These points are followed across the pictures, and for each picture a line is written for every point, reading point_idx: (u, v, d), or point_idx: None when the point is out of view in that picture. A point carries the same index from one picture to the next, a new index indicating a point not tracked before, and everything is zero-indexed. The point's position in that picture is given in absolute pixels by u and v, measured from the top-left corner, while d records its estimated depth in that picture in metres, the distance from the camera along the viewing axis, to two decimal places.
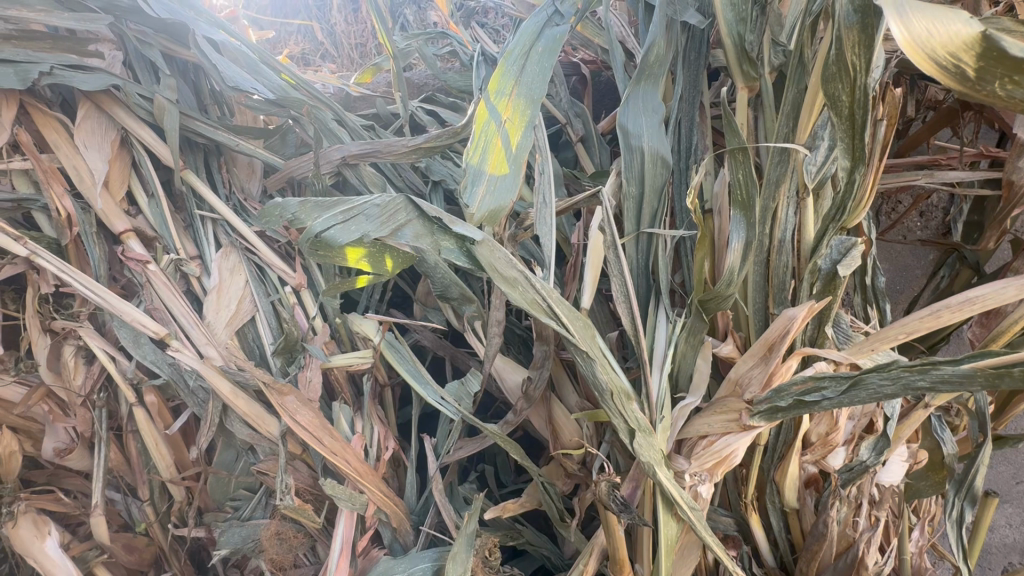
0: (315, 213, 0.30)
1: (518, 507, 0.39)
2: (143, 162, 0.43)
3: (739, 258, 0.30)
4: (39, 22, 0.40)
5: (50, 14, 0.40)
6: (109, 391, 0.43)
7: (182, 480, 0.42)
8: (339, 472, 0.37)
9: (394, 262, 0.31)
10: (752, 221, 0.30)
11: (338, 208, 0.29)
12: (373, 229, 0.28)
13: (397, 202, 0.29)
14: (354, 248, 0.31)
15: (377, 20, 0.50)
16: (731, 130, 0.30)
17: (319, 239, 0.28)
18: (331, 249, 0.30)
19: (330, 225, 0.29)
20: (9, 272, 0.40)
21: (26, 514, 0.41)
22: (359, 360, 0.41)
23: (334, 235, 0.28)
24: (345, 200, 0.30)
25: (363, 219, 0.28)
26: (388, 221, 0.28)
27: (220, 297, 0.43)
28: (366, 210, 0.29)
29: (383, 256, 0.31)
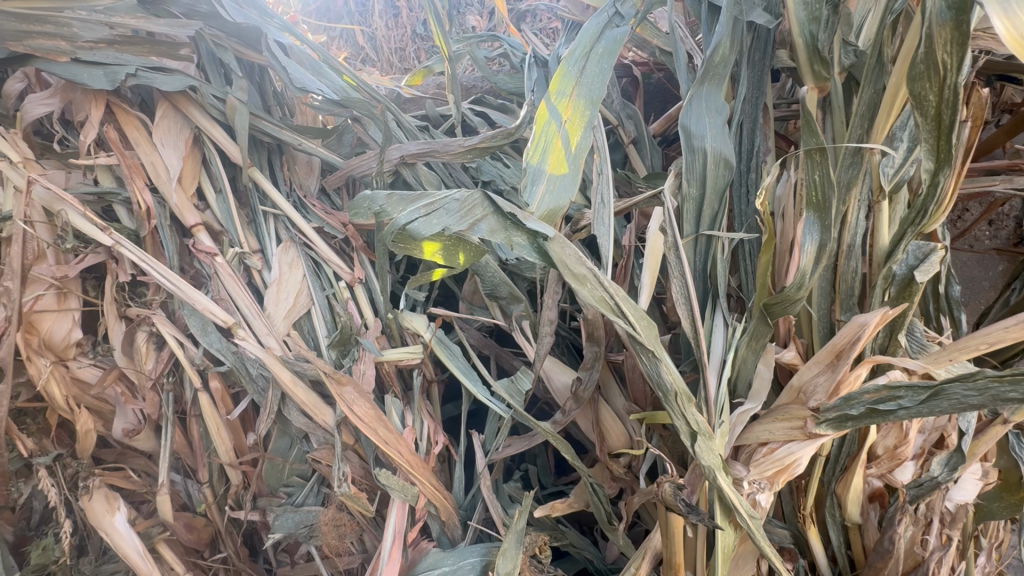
0: (401, 205, 0.30)
1: (566, 507, 0.40)
2: (212, 159, 0.45)
3: (811, 261, 0.29)
4: (140, 27, 0.42)
5: (149, 20, 0.42)
6: (176, 376, 0.45)
7: (240, 464, 0.44)
8: (392, 463, 0.38)
9: (468, 258, 0.31)
10: (827, 224, 0.29)
11: (420, 202, 0.29)
12: (452, 224, 0.27)
13: (475, 197, 0.28)
14: (430, 242, 0.31)
15: (434, 23, 0.51)
16: (806, 131, 0.29)
17: (402, 231, 0.28)
18: (412, 241, 0.30)
19: (413, 218, 0.28)
20: (91, 261, 0.42)
21: (99, 489, 0.44)
22: (409, 355, 0.43)
23: (417, 228, 0.28)
24: (427, 194, 0.30)
25: (444, 213, 0.28)
26: (466, 215, 0.28)
27: (279, 290, 0.45)
28: (447, 204, 0.28)
29: (457, 251, 0.31)
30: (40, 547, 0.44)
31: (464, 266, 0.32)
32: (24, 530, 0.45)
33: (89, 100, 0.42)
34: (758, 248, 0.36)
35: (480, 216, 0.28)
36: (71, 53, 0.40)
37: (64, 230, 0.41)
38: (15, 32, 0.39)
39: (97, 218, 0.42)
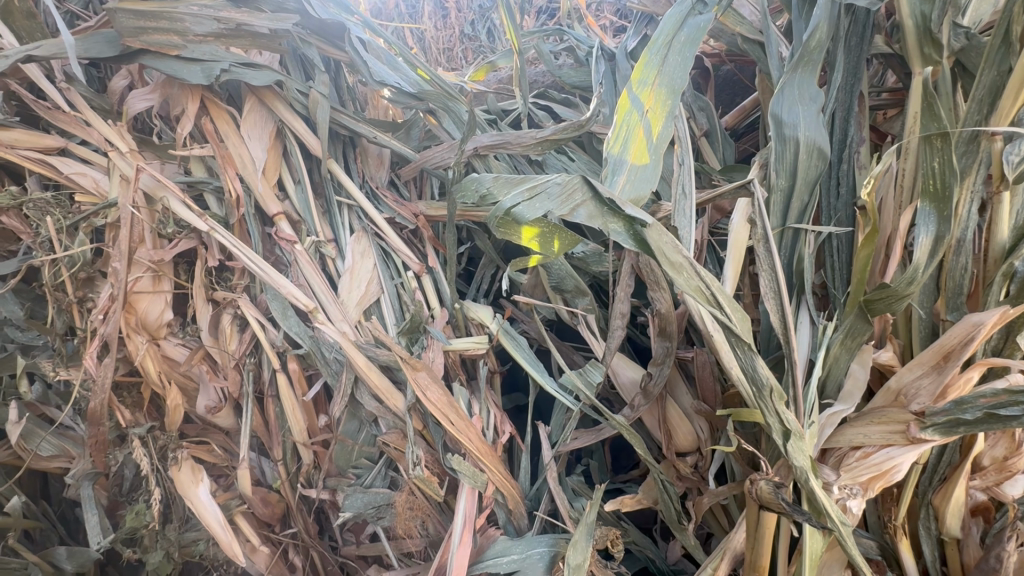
0: (507, 189, 0.31)
1: (634, 503, 0.39)
2: (293, 151, 0.47)
3: (926, 254, 0.28)
4: (244, 22, 0.42)
5: (252, 14, 0.42)
6: (256, 356, 0.48)
7: (313, 443, 0.46)
8: (463, 449, 0.38)
9: (562, 245, 0.31)
10: (945, 214, 0.28)
11: (524, 186, 0.31)
12: (553, 209, 0.28)
13: (576, 181, 0.29)
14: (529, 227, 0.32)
15: (507, 18, 0.51)
16: (928, 116, 0.29)
17: (507, 215, 0.30)
18: (514, 226, 0.32)
19: (518, 202, 0.30)
20: (185, 246, 0.45)
21: (186, 460, 0.46)
22: (475, 345, 0.44)
23: (521, 212, 0.30)
24: (531, 177, 0.31)
25: (546, 197, 0.29)
26: (566, 201, 0.28)
27: (352, 278, 0.46)
28: (548, 188, 0.29)
29: (554, 238, 0.31)
30: (133, 512, 0.46)
31: (558, 253, 0.32)
32: (116, 496, 0.49)
33: (185, 94, 0.44)
34: (847, 244, 0.34)
35: (578, 202, 0.28)
36: (181, 48, 0.42)
37: (164, 215, 0.44)
38: (136, 30, 0.41)
39: (196, 206, 0.44)
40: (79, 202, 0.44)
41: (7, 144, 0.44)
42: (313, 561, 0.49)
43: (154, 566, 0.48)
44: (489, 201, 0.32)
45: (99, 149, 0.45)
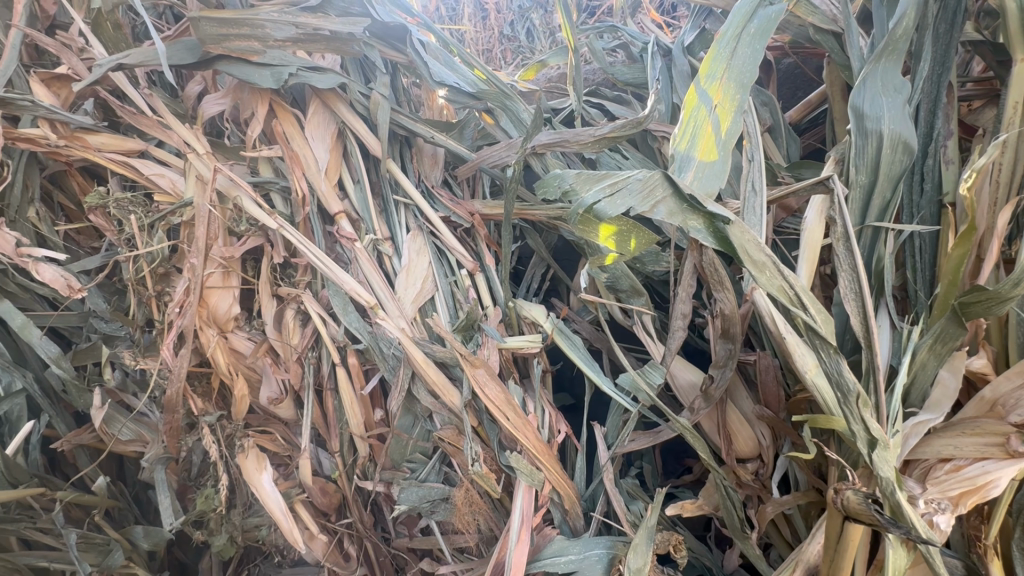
0: (589, 185, 0.31)
1: (696, 509, 0.38)
2: (354, 152, 0.49)
3: None
4: (320, 27, 0.44)
5: (326, 20, 0.44)
6: (316, 350, 0.49)
7: (369, 436, 0.47)
8: (522, 447, 0.39)
9: (639, 245, 0.34)
10: None
11: (605, 182, 0.30)
12: (635, 206, 0.27)
13: (657, 177, 0.27)
14: (607, 226, 0.34)
15: (563, 14, 0.51)
16: None
17: (588, 211, 0.29)
18: (593, 224, 0.34)
19: (599, 198, 0.29)
20: (252, 243, 0.47)
21: (252, 448, 0.48)
22: (530, 343, 0.43)
23: (602, 208, 0.29)
24: (612, 174, 0.30)
25: (627, 193, 0.28)
26: (648, 197, 0.27)
27: (408, 275, 0.47)
28: (629, 184, 0.28)
29: (632, 237, 0.34)
30: (203, 495, 0.49)
31: (636, 250, 0.34)
32: (185, 480, 0.51)
33: (254, 98, 0.46)
34: (930, 243, 0.33)
35: (659, 199, 0.27)
36: (261, 53, 0.44)
37: (235, 213, 0.46)
38: (218, 36, 0.42)
39: (266, 205, 0.46)
40: (158, 202, 0.47)
41: (94, 148, 0.46)
42: (367, 551, 0.51)
43: (219, 548, 0.50)
44: (570, 197, 0.31)
45: (179, 151, 0.47)
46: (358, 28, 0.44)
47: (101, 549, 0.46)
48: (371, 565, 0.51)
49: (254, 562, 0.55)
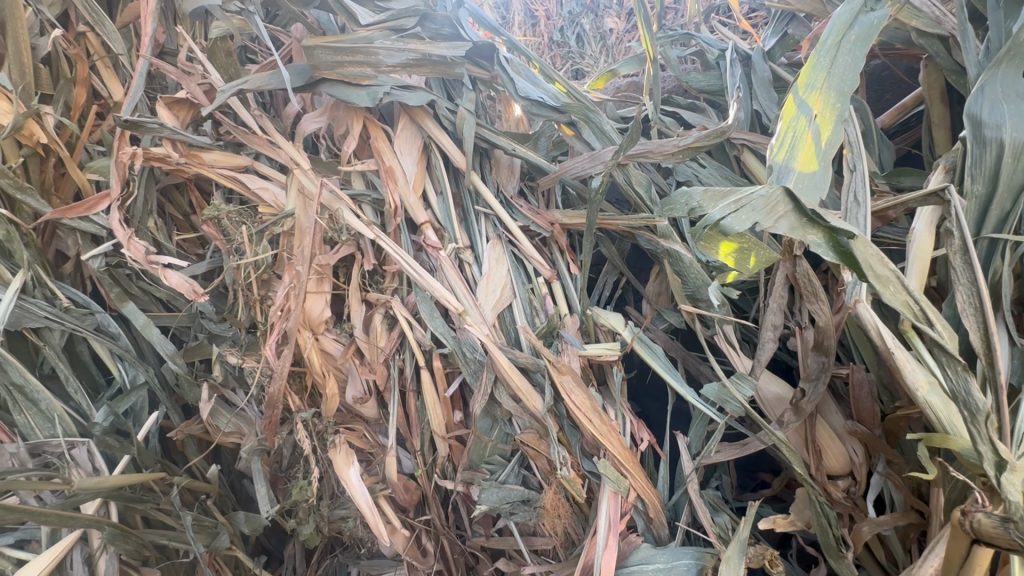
0: (714, 203, 0.31)
1: (788, 525, 0.38)
2: (437, 164, 0.51)
3: None
4: (427, 51, 0.46)
5: (432, 44, 0.46)
6: (401, 353, 0.52)
7: (450, 436, 0.50)
8: (608, 453, 0.39)
9: (757, 264, 0.36)
10: None
11: (729, 199, 0.30)
12: (758, 221, 0.27)
13: (779, 194, 0.28)
14: (729, 243, 0.35)
15: (643, 26, 0.50)
16: None
17: (714, 227, 0.29)
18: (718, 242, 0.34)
19: (723, 214, 0.29)
20: (345, 251, 0.50)
21: (342, 444, 0.51)
22: (608, 350, 0.45)
23: (728, 224, 0.28)
24: (736, 191, 0.30)
25: (750, 209, 0.28)
26: (770, 211, 0.27)
27: (488, 283, 0.49)
28: (751, 201, 0.28)
29: (750, 255, 0.36)
30: (297, 486, 0.52)
31: (751, 268, 0.36)
32: (277, 471, 0.54)
33: (349, 115, 0.50)
34: None
35: (782, 214, 0.27)
36: (374, 77, 0.47)
37: (333, 223, 0.50)
38: (333, 63, 0.46)
39: (363, 216, 0.50)
40: (262, 213, 0.51)
41: (208, 164, 0.51)
42: (443, 547, 0.53)
43: (307, 537, 0.53)
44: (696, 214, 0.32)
45: (287, 167, 0.50)
46: (462, 51, 0.46)
47: (211, 531, 0.49)
48: (446, 561, 0.53)
49: (335, 552, 0.59)
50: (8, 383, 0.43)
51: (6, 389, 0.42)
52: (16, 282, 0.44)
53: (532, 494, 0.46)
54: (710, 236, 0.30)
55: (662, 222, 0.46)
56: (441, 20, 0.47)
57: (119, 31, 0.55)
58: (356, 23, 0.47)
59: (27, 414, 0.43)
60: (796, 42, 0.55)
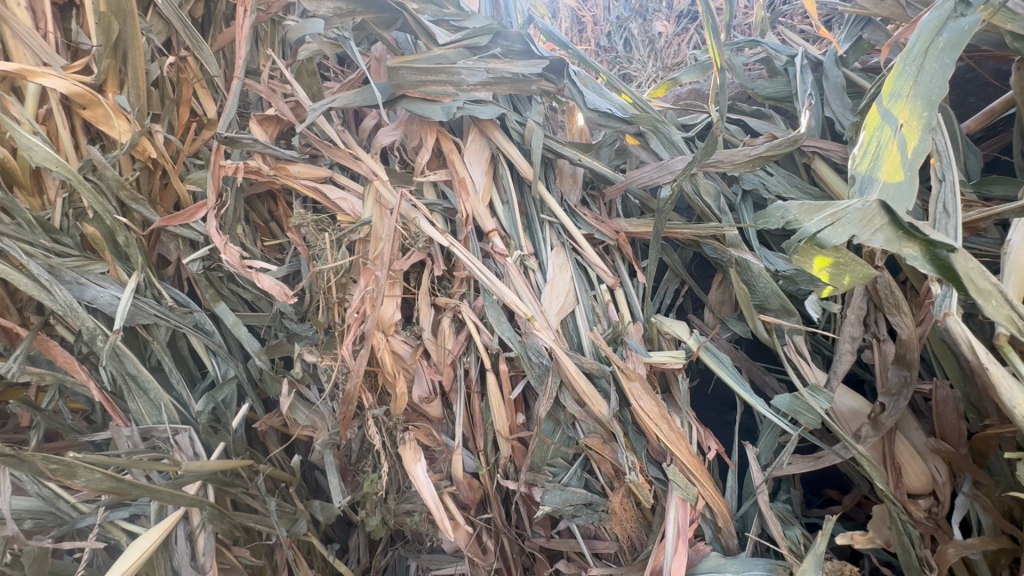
0: (811, 216, 0.31)
1: (866, 542, 0.37)
2: (504, 174, 0.53)
3: None
4: (507, 71, 0.48)
5: (512, 63, 0.48)
6: (467, 355, 0.54)
7: (513, 437, 0.51)
8: (677, 459, 0.40)
9: (856, 283, 0.30)
10: None
11: (825, 212, 0.30)
12: (855, 232, 0.27)
13: (875, 207, 0.28)
14: (822, 256, 0.31)
15: (712, 35, 0.50)
16: None
17: (810, 241, 0.29)
18: (812, 254, 0.30)
19: (819, 227, 0.29)
20: (417, 258, 0.52)
21: (411, 441, 0.53)
22: (673, 359, 0.45)
23: (824, 237, 0.28)
24: (831, 205, 0.30)
25: (846, 222, 0.28)
26: (867, 223, 0.27)
27: (553, 289, 0.50)
28: (847, 213, 0.28)
29: (848, 272, 0.30)
30: (367, 479, 0.55)
31: (846, 286, 0.31)
32: (347, 464, 0.57)
33: (424, 128, 0.52)
34: None
35: (879, 227, 0.27)
36: (455, 95, 0.49)
37: (407, 231, 0.52)
38: (416, 82, 0.49)
39: (436, 224, 0.52)
40: (341, 221, 0.55)
41: (294, 175, 0.55)
42: (503, 547, 0.54)
43: (374, 528, 0.56)
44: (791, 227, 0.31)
45: (366, 179, 0.54)
46: (540, 68, 0.48)
47: (291, 517, 0.53)
48: (506, 560, 0.54)
49: (396, 545, 0.61)
50: (123, 373, 0.47)
51: (121, 378, 0.47)
52: (133, 281, 0.48)
53: (596, 498, 0.47)
54: (805, 250, 0.30)
55: (731, 230, 0.46)
56: (513, 37, 0.49)
57: (215, 54, 0.60)
58: (433, 42, 0.49)
59: (139, 402, 0.47)
60: (870, 47, 0.53)
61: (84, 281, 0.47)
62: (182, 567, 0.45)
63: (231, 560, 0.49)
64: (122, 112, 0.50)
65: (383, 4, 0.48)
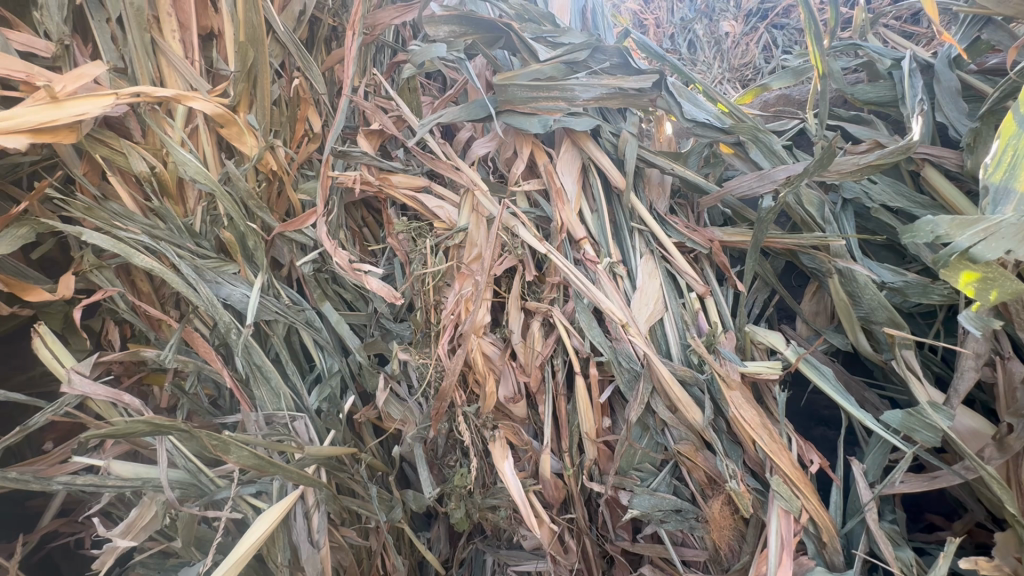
0: (962, 231, 0.34)
1: (994, 569, 0.35)
2: (596, 182, 0.55)
3: None
4: (620, 86, 0.50)
5: (624, 78, 0.50)
6: (556, 358, 0.56)
7: (600, 439, 0.52)
8: (781, 471, 0.41)
9: (1001, 298, 0.34)
10: None
11: (977, 227, 0.33)
12: (1015, 247, 0.31)
13: None
14: (970, 271, 0.34)
15: (814, 42, 0.50)
16: None
17: (963, 254, 0.33)
18: (963, 268, 0.34)
19: (973, 241, 0.33)
20: (510, 263, 0.55)
21: (500, 439, 0.55)
22: (771, 369, 0.44)
23: (978, 251, 0.32)
24: (980, 220, 0.34)
25: (1003, 236, 0.32)
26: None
27: (642, 296, 0.51)
28: (1003, 228, 0.32)
29: (993, 288, 0.34)
30: (456, 473, 0.58)
31: (991, 301, 0.34)
32: (434, 458, 0.60)
33: (520, 140, 0.55)
34: None
35: None
36: (566, 110, 0.52)
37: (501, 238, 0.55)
38: (527, 98, 0.52)
39: (531, 231, 0.54)
40: (437, 228, 0.58)
41: (395, 185, 0.59)
42: (585, 548, 0.55)
43: (459, 520, 0.58)
44: (941, 242, 0.34)
45: (465, 188, 0.57)
46: (649, 82, 0.50)
47: (388, 504, 0.57)
48: (587, 561, 0.55)
49: (475, 539, 0.63)
50: (251, 363, 0.52)
51: (250, 368, 0.52)
52: (260, 281, 0.54)
53: (687, 505, 0.47)
54: (956, 264, 0.34)
55: (837, 241, 0.46)
56: (611, 52, 0.52)
57: (325, 74, 0.65)
58: (534, 59, 0.52)
59: (262, 390, 0.52)
60: (989, 47, 0.51)
61: (221, 280, 0.53)
62: (301, 542, 0.49)
63: (339, 539, 0.53)
64: (252, 130, 0.56)
65: (492, 25, 0.52)
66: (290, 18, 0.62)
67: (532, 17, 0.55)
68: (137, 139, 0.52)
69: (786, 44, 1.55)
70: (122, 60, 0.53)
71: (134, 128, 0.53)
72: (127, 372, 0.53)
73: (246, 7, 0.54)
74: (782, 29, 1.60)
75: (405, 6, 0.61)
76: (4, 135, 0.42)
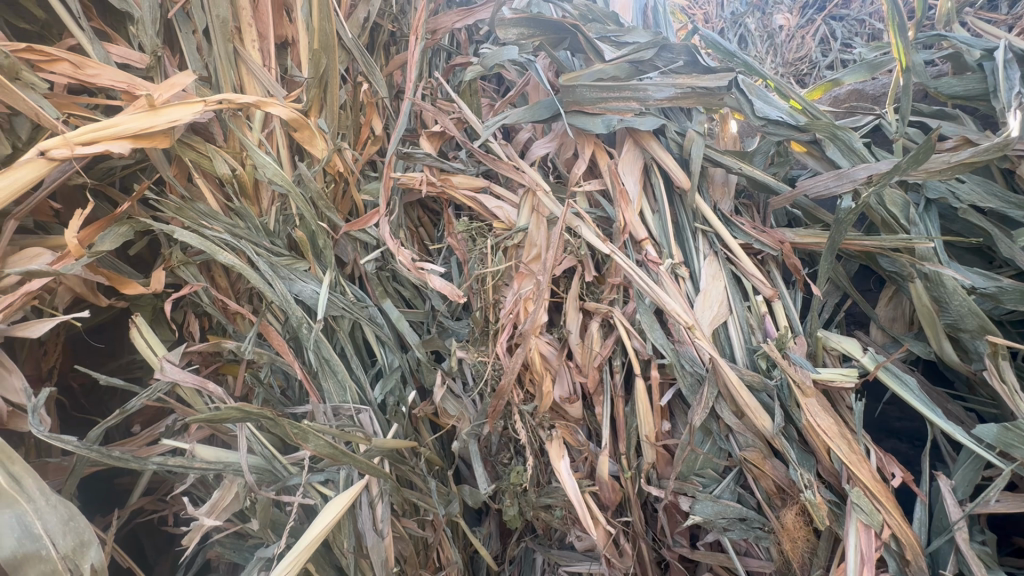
0: None
1: None
2: (658, 182, 0.54)
3: None
4: (695, 84, 0.49)
5: (700, 77, 0.49)
6: (614, 359, 0.55)
7: (660, 442, 0.52)
8: (861, 483, 0.40)
9: None
10: None
11: None
12: None
13: None
14: None
15: (898, 34, 0.47)
16: None
17: None
18: None
19: None
20: (570, 263, 0.55)
21: (556, 438, 0.55)
22: (845, 377, 0.43)
23: None
24: None
25: None
26: None
27: (706, 298, 0.50)
28: None
29: None
30: (512, 470, 0.58)
31: None
32: (488, 455, 0.60)
33: (582, 140, 0.55)
34: None
35: None
36: (640, 109, 0.51)
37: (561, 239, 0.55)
38: (595, 99, 0.52)
39: (594, 231, 0.54)
40: (496, 228, 0.59)
41: (456, 186, 0.60)
42: (641, 551, 0.53)
43: (513, 518, 0.59)
44: None
45: (526, 189, 0.57)
46: (727, 80, 0.49)
47: (445, 497, 0.58)
48: (642, 565, 0.54)
49: (526, 537, 0.63)
50: (321, 357, 0.55)
51: (320, 361, 0.55)
52: (329, 279, 0.56)
53: (752, 514, 0.46)
54: None
55: (923, 242, 0.43)
56: (678, 50, 0.51)
57: (387, 78, 0.67)
58: (598, 58, 0.52)
59: (330, 382, 0.55)
60: None
61: (294, 277, 0.56)
62: (366, 530, 0.51)
63: (401, 529, 0.55)
64: (323, 133, 0.58)
65: (558, 26, 0.52)
66: (355, 25, 0.64)
67: (596, 17, 0.56)
68: (219, 142, 0.56)
69: (846, 36, 1.48)
70: (206, 69, 0.56)
71: (217, 132, 0.56)
72: (205, 363, 0.56)
73: (321, 16, 0.56)
74: (841, 20, 1.53)
75: (467, 11, 0.62)
76: (110, 141, 0.45)
